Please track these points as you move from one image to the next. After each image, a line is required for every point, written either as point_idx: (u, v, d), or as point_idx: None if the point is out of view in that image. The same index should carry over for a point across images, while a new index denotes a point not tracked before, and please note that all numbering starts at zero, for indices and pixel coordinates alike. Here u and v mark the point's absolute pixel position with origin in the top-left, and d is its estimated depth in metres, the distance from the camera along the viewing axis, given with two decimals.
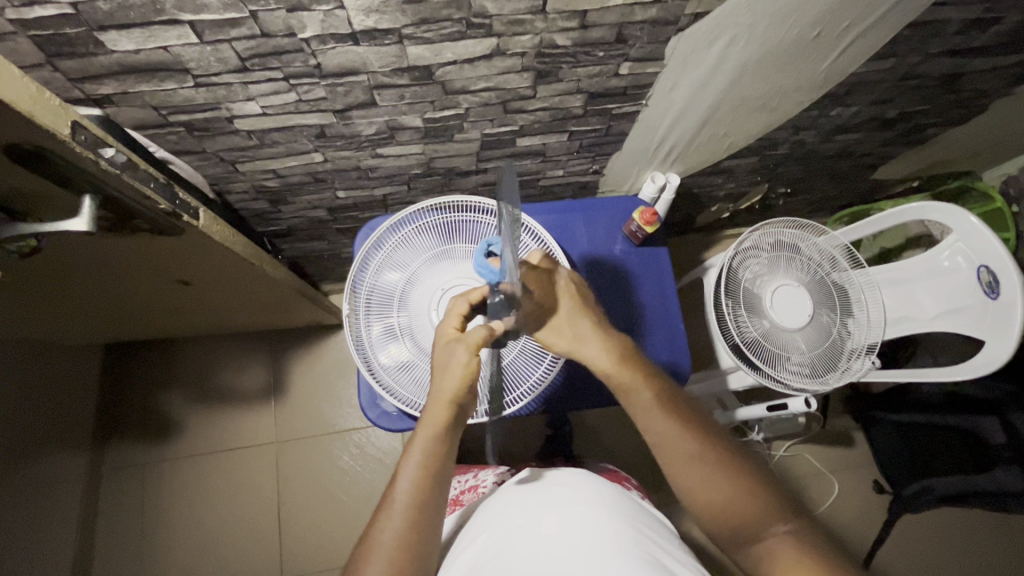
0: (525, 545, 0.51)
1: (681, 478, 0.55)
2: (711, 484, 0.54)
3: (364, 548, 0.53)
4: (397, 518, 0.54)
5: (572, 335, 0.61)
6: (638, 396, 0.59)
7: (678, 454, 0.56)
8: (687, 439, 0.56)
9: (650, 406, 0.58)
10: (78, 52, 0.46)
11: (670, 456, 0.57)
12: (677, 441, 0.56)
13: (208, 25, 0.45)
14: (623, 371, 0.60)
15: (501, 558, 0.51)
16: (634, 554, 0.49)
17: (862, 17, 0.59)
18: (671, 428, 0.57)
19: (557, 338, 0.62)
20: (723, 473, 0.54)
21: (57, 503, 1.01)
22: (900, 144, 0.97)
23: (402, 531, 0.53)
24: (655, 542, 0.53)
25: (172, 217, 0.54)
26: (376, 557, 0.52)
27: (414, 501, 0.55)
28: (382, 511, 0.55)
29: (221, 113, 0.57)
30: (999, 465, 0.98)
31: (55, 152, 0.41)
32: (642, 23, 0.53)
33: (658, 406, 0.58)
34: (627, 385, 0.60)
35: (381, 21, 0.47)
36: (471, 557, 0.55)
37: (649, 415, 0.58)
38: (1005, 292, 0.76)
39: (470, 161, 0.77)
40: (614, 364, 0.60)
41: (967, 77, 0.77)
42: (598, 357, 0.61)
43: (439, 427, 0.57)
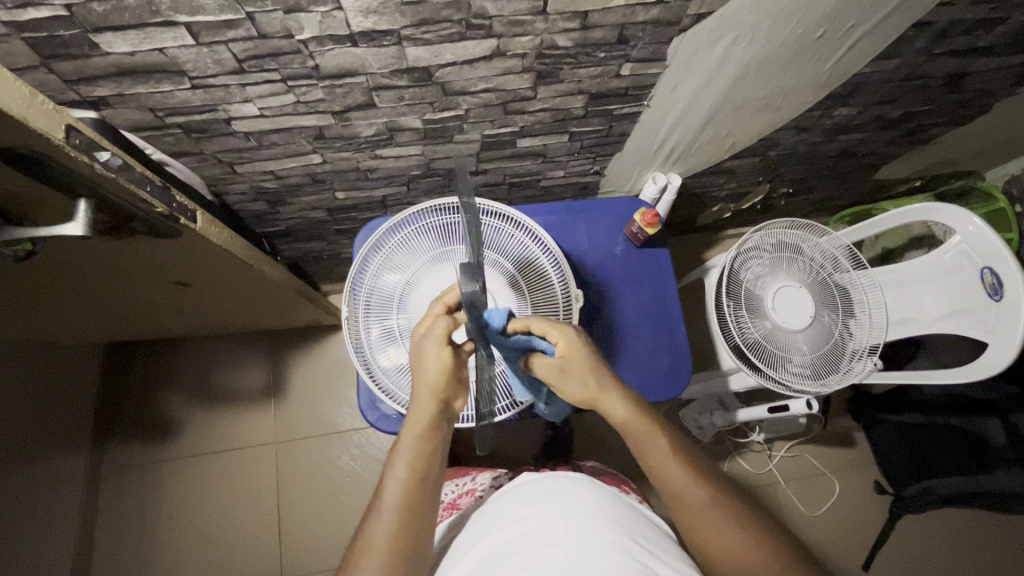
0: (522, 555, 0.50)
1: (691, 524, 0.55)
2: (721, 533, 0.54)
3: (357, 550, 0.54)
4: (388, 520, 0.54)
5: (594, 386, 0.57)
6: (651, 444, 0.57)
7: (689, 504, 0.56)
8: (699, 488, 0.56)
9: (663, 452, 0.57)
10: (73, 54, 0.46)
11: (679, 503, 0.56)
12: (688, 490, 0.56)
13: (204, 26, 0.45)
14: (641, 422, 0.57)
15: (499, 567, 0.50)
16: (631, 566, 0.48)
17: (867, 17, 0.58)
18: (682, 477, 0.56)
19: (577, 390, 0.58)
20: (732, 521, 0.54)
21: (57, 504, 1.01)
22: (904, 144, 0.96)
23: (393, 532, 0.54)
24: (654, 552, 0.52)
25: (169, 220, 0.54)
26: (367, 560, 0.52)
27: (404, 501, 0.55)
28: (372, 513, 0.56)
29: (218, 115, 0.57)
30: (1001, 466, 0.98)
31: (50, 157, 0.41)
32: (644, 23, 0.53)
33: (672, 454, 0.57)
34: (643, 435, 0.58)
35: (380, 22, 0.47)
36: (468, 565, 0.55)
37: (662, 462, 0.57)
38: (1008, 294, 0.76)
39: (470, 162, 0.77)
40: (633, 414, 0.58)
41: (972, 77, 0.76)
42: (615, 406, 0.58)
43: (426, 425, 0.58)
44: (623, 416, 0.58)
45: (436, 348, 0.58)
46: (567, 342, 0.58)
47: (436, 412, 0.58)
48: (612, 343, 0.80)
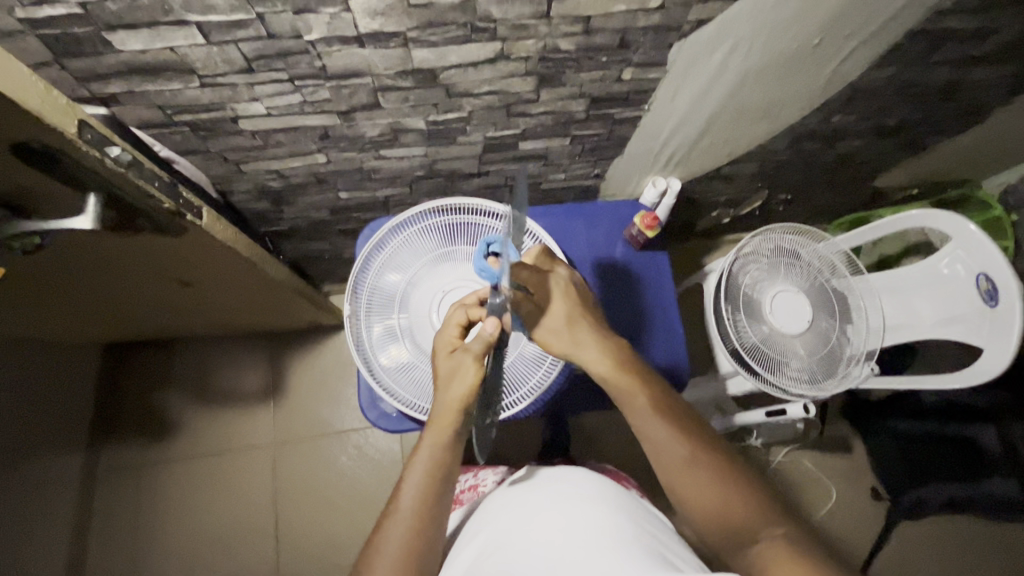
0: (524, 546, 0.51)
1: (672, 478, 0.56)
2: (699, 486, 0.54)
3: (370, 553, 0.54)
4: (403, 526, 0.54)
5: (572, 341, 0.63)
6: (634, 400, 0.60)
7: (670, 459, 0.56)
8: (680, 444, 0.56)
9: (645, 409, 0.59)
10: (85, 52, 0.47)
11: (662, 460, 0.57)
12: (669, 446, 0.57)
13: (215, 26, 0.46)
14: (619, 375, 0.61)
15: (504, 553, 0.51)
16: (634, 545, 0.49)
17: (863, 26, 0.59)
18: (662, 433, 0.57)
19: (556, 340, 0.63)
20: (715, 480, 0.54)
21: (54, 502, 1.01)
22: (900, 152, 0.97)
23: (407, 533, 0.54)
24: (654, 534, 0.53)
25: (176, 216, 0.55)
26: (380, 561, 0.52)
27: (420, 503, 0.56)
28: (386, 519, 0.56)
29: (226, 114, 0.58)
30: (996, 474, 1.00)
31: (62, 151, 0.41)
32: (644, 29, 0.54)
33: (655, 412, 0.59)
34: (624, 389, 0.61)
35: (386, 24, 0.48)
36: (472, 556, 0.55)
37: (644, 418, 0.59)
38: (1003, 301, 0.77)
39: (473, 164, 0.77)
40: (611, 368, 0.62)
41: (967, 86, 0.77)
42: (594, 361, 0.63)
43: (445, 433, 0.59)
44: (600, 367, 0.62)
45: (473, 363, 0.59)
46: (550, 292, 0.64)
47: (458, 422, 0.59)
48: None
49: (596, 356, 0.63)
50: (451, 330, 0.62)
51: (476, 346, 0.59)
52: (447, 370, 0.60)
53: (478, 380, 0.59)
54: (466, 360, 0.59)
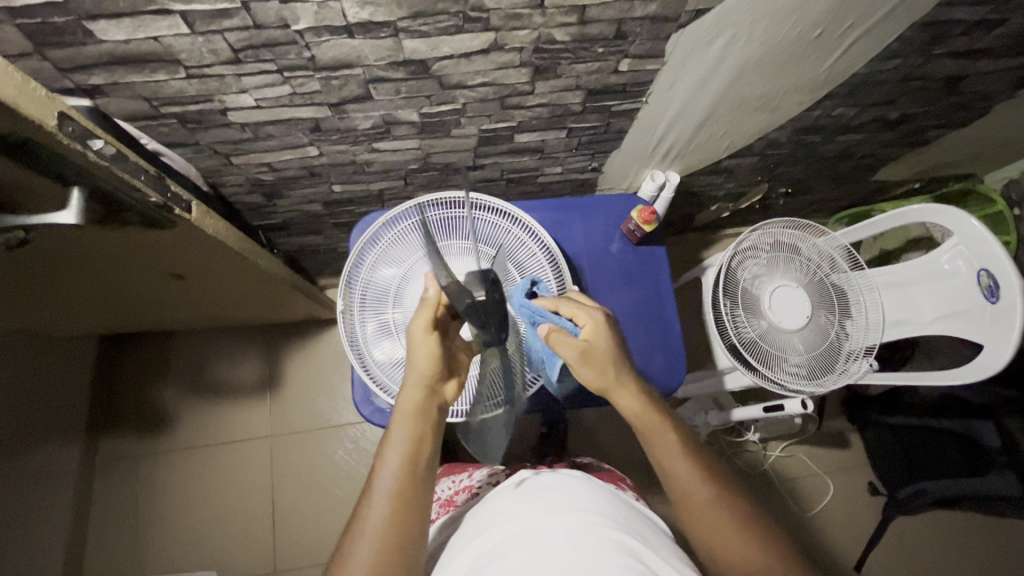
0: (519, 552, 0.50)
1: (693, 517, 0.56)
2: (724, 531, 0.54)
3: (349, 539, 0.54)
4: (377, 508, 0.54)
5: (612, 377, 0.59)
6: (661, 436, 0.59)
7: (693, 500, 0.57)
8: (703, 485, 0.57)
9: (673, 447, 0.59)
10: (66, 42, 0.46)
11: (685, 500, 0.57)
12: (693, 486, 0.57)
13: (199, 15, 0.44)
14: (650, 413, 0.60)
15: (497, 563, 0.50)
16: (627, 561, 0.48)
17: (864, 17, 0.58)
18: (687, 472, 0.58)
19: (594, 377, 0.59)
20: (736, 521, 0.55)
21: (50, 495, 1.01)
22: (903, 145, 0.96)
23: (385, 519, 0.53)
24: (650, 551, 0.52)
25: (165, 210, 0.54)
26: (360, 547, 0.52)
27: (396, 487, 0.55)
28: (363, 503, 0.56)
29: (214, 106, 0.57)
30: (994, 470, 0.98)
31: (43, 144, 0.40)
32: (642, 19, 0.52)
33: (681, 450, 0.59)
34: (655, 428, 0.60)
35: (376, 14, 0.46)
36: (465, 563, 0.54)
37: (670, 455, 0.59)
38: (1004, 296, 0.76)
39: (468, 157, 0.76)
40: (642, 408, 0.60)
41: (971, 78, 0.76)
42: (628, 400, 0.60)
43: (413, 408, 0.58)
44: (634, 408, 0.60)
45: (427, 335, 0.59)
46: (592, 327, 0.60)
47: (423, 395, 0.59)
48: None
49: (631, 396, 0.60)
50: (416, 310, 0.62)
51: (449, 321, 0.56)
52: (408, 344, 0.61)
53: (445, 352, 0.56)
54: None
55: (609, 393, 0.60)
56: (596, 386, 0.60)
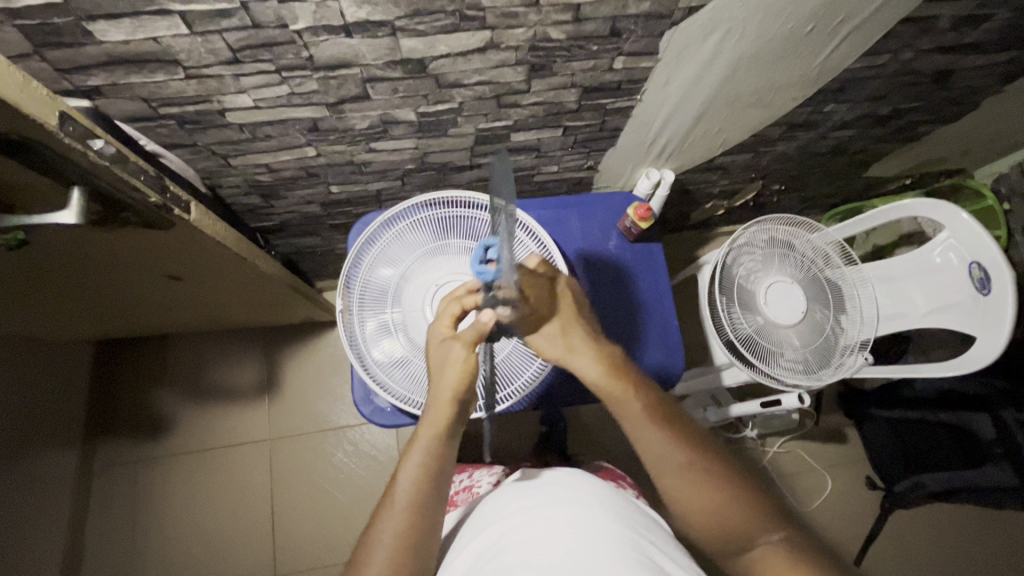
0: (521, 548, 0.51)
1: (665, 485, 0.57)
2: (698, 494, 0.55)
3: (366, 548, 0.54)
4: (397, 520, 0.54)
5: (566, 346, 0.63)
6: (626, 405, 0.61)
7: (667, 466, 0.57)
8: (674, 451, 0.57)
9: (639, 416, 0.60)
10: (66, 42, 0.46)
11: (657, 466, 0.58)
12: (664, 452, 0.57)
13: (198, 15, 0.45)
14: (610, 381, 0.61)
15: (499, 560, 0.51)
16: (630, 556, 0.49)
17: (855, 13, 0.59)
18: (656, 438, 0.58)
19: (548, 346, 0.63)
20: (712, 485, 0.55)
21: (47, 502, 1.00)
22: (894, 141, 0.97)
23: (403, 529, 0.54)
24: (650, 542, 0.53)
25: (163, 210, 0.54)
26: (375, 556, 0.53)
27: (416, 498, 0.56)
28: (382, 512, 0.56)
29: (213, 106, 0.57)
30: (990, 461, 0.99)
31: (43, 143, 0.41)
32: (636, 16, 0.53)
33: (649, 419, 0.59)
34: (617, 395, 0.61)
35: (373, 13, 0.47)
36: (469, 559, 0.55)
37: (637, 424, 0.59)
38: (995, 288, 0.77)
39: (465, 156, 0.77)
40: (603, 374, 0.62)
41: (959, 73, 0.77)
42: (586, 366, 0.62)
43: (440, 425, 0.58)
44: (593, 375, 0.62)
45: (465, 351, 0.58)
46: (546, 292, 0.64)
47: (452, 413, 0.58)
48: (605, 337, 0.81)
49: (588, 364, 0.62)
50: (442, 322, 0.60)
51: (469, 335, 0.58)
52: (438, 362, 0.59)
53: (466, 367, 0.58)
54: (456, 350, 0.58)
55: (565, 361, 0.63)
56: (551, 353, 0.63)
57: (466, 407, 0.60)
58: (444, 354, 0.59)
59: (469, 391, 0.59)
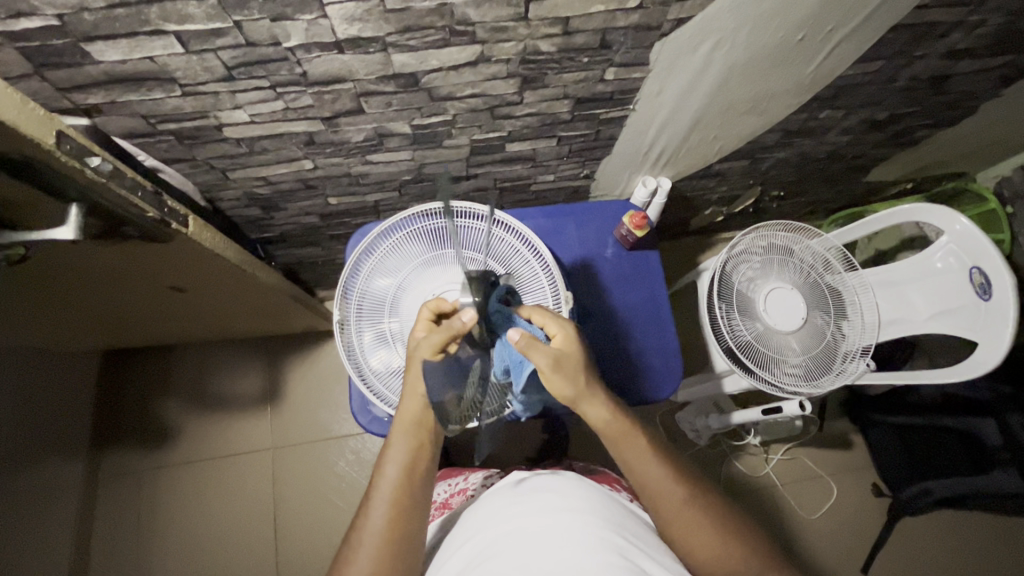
0: (510, 554, 0.51)
1: (667, 521, 0.57)
2: (700, 532, 0.56)
3: (350, 547, 0.55)
4: (379, 518, 0.55)
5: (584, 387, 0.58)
6: (633, 443, 0.59)
7: (669, 504, 0.57)
8: (677, 487, 0.58)
9: (646, 451, 0.59)
10: (65, 63, 0.47)
11: (659, 500, 0.58)
12: (669, 491, 0.58)
13: (193, 35, 0.46)
14: (621, 422, 0.59)
15: (485, 567, 0.51)
16: (615, 560, 0.49)
17: (845, 20, 0.59)
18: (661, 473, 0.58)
19: (566, 386, 0.57)
20: (714, 520, 0.56)
21: (53, 512, 1.02)
22: (892, 145, 0.97)
23: (384, 527, 0.55)
24: (639, 548, 0.53)
25: (162, 224, 0.55)
26: (358, 557, 0.53)
27: (395, 495, 0.56)
28: (365, 508, 0.57)
29: (210, 122, 0.58)
30: (999, 466, 0.98)
31: (42, 162, 0.42)
32: (625, 28, 0.54)
33: (655, 457, 0.59)
34: (625, 434, 0.59)
35: (365, 30, 0.48)
36: (457, 565, 0.55)
37: (642, 461, 0.59)
38: (997, 294, 0.76)
39: (460, 167, 0.77)
40: (611, 416, 0.59)
41: (955, 78, 0.77)
42: (595, 408, 0.59)
43: (412, 421, 0.59)
44: (602, 417, 0.59)
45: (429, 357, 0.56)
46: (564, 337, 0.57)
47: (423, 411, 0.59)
48: (603, 345, 0.81)
49: (599, 406, 0.59)
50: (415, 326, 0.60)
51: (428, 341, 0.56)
52: (410, 362, 0.58)
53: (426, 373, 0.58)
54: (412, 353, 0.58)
55: (577, 403, 0.58)
56: (566, 394, 0.58)
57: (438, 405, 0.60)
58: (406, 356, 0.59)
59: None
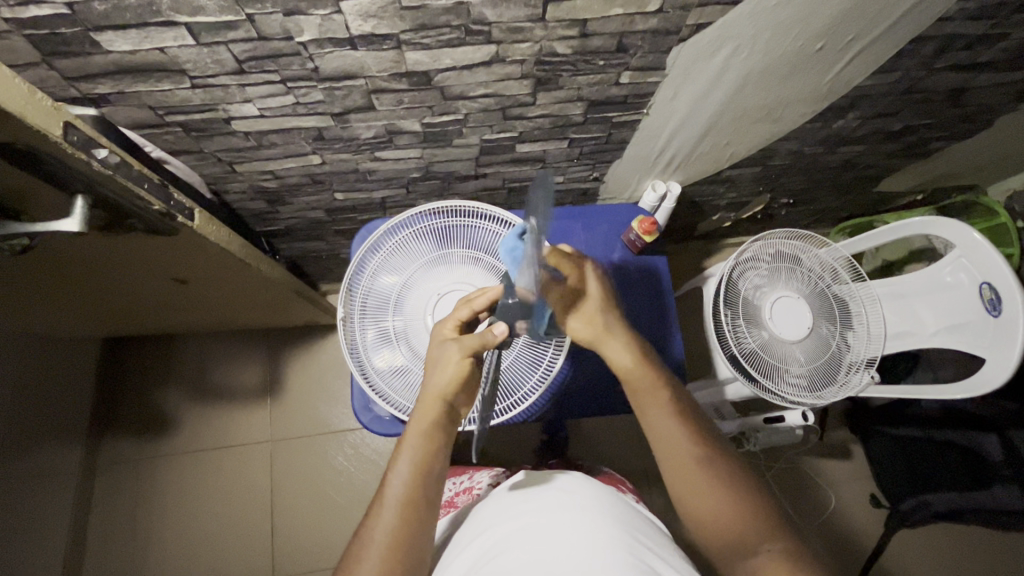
0: (520, 550, 0.51)
1: (678, 479, 0.57)
2: (710, 495, 0.55)
3: (358, 545, 0.54)
4: (389, 516, 0.55)
5: (603, 329, 0.62)
6: (653, 395, 0.60)
7: (681, 461, 0.57)
8: (690, 446, 0.57)
9: (663, 406, 0.60)
10: (74, 51, 0.46)
11: (671, 458, 0.58)
12: (680, 447, 0.57)
13: (205, 27, 0.45)
14: (640, 371, 0.61)
15: (495, 562, 0.51)
16: (625, 559, 0.49)
17: (866, 31, 0.58)
18: (674, 432, 0.58)
19: (583, 326, 0.62)
20: (722, 484, 0.55)
21: (49, 499, 1.01)
22: (905, 156, 0.96)
23: (394, 527, 0.54)
24: (650, 547, 0.53)
25: (167, 217, 0.54)
26: (368, 554, 0.53)
27: (405, 497, 0.56)
28: (374, 508, 0.56)
29: (219, 114, 0.57)
30: (997, 483, 0.97)
31: (48, 153, 0.41)
32: (642, 32, 0.53)
33: (671, 412, 0.59)
34: (645, 384, 0.61)
35: (379, 26, 0.47)
36: (466, 561, 0.55)
37: (660, 415, 0.59)
38: (1007, 310, 0.75)
39: (469, 166, 0.77)
40: (634, 364, 0.61)
41: (973, 91, 0.76)
42: (617, 353, 0.62)
43: (430, 424, 0.58)
44: (624, 360, 0.61)
45: (459, 359, 0.58)
46: (586, 277, 0.63)
47: (442, 413, 0.59)
48: None
49: (620, 350, 0.62)
50: (446, 325, 0.61)
51: (470, 341, 0.58)
52: (434, 360, 0.60)
53: (457, 371, 0.58)
54: (450, 351, 0.59)
55: (598, 344, 0.62)
56: (584, 335, 0.62)
57: (456, 408, 0.60)
58: (439, 352, 0.60)
59: (459, 392, 0.59)
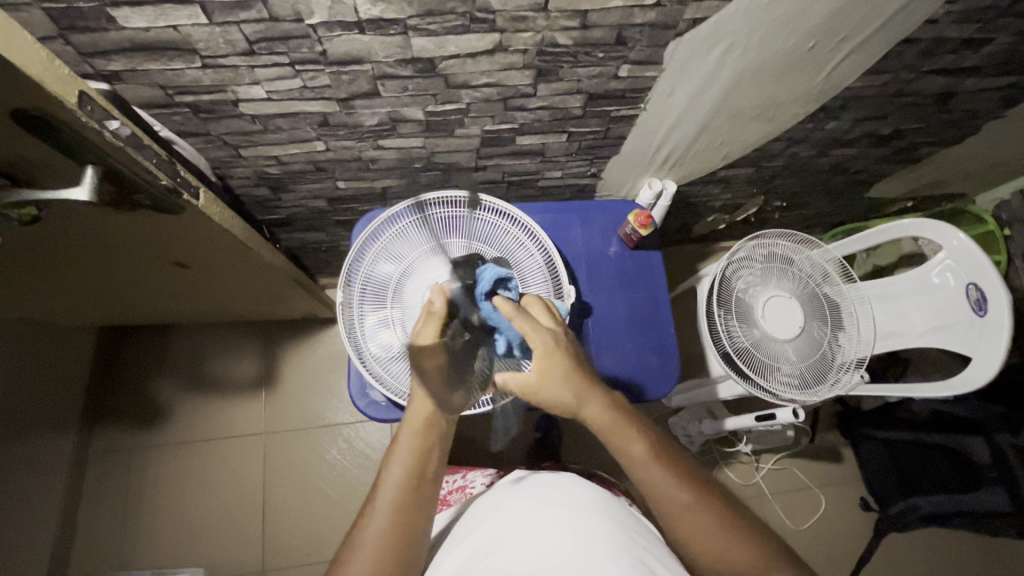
0: (514, 548, 0.52)
1: (675, 522, 0.55)
2: (703, 532, 0.54)
3: (349, 546, 0.55)
4: (380, 520, 0.55)
5: (573, 392, 0.59)
6: (630, 446, 0.58)
7: (671, 505, 0.56)
8: (683, 492, 0.56)
9: (643, 457, 0.57)
10: (89, 27, 0.48)
11: (662, 503, 0.56)
12: (671, 493, 0.56)
13: (218, 6, 0.46)
14: (616, 423, 0.59)
15: (490, 560, 0.52)
16: (621, 558, 0.50)
17: (855, 31, 0.61)
18: (663, 480, 0.56)
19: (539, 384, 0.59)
20: (717, 520, 0.54)
21: (40, 486, 1.01)
22: (895, 162, 0.98)
23: (386, 530, 0.54)
24: (645, 547, 0.54)
25: (174, 193, 0.56)
26: (359, 556, 0.53)
27: (397, 501, 0.56)
28: (365, 511, 0.57)
29: (227, 96, 0.59)
30: (986, 486, 0.98)
31: (62, 121, 0.42)
32: (641, 26, 0.55)
33: (652, 459, 0.57)
34: (619, 437, 0.59)
35: (387, 11, 0.49)
36: (461, 559, 0.56)
37: (645, 465, 0.57)
38: (993, 309, 0.78)
39: (470, 158, 0.78)
40: (607, 417, 0.59)
41: (960, 96, 0.78)
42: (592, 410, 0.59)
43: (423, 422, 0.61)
44: (599, 416, 0.59)
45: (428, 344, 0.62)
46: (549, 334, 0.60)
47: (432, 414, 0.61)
48: (602, 342, 0.81)
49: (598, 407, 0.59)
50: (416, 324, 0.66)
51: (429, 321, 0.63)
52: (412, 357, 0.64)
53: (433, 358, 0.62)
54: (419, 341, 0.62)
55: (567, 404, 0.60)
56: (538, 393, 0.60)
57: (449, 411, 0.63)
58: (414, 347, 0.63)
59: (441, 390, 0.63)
